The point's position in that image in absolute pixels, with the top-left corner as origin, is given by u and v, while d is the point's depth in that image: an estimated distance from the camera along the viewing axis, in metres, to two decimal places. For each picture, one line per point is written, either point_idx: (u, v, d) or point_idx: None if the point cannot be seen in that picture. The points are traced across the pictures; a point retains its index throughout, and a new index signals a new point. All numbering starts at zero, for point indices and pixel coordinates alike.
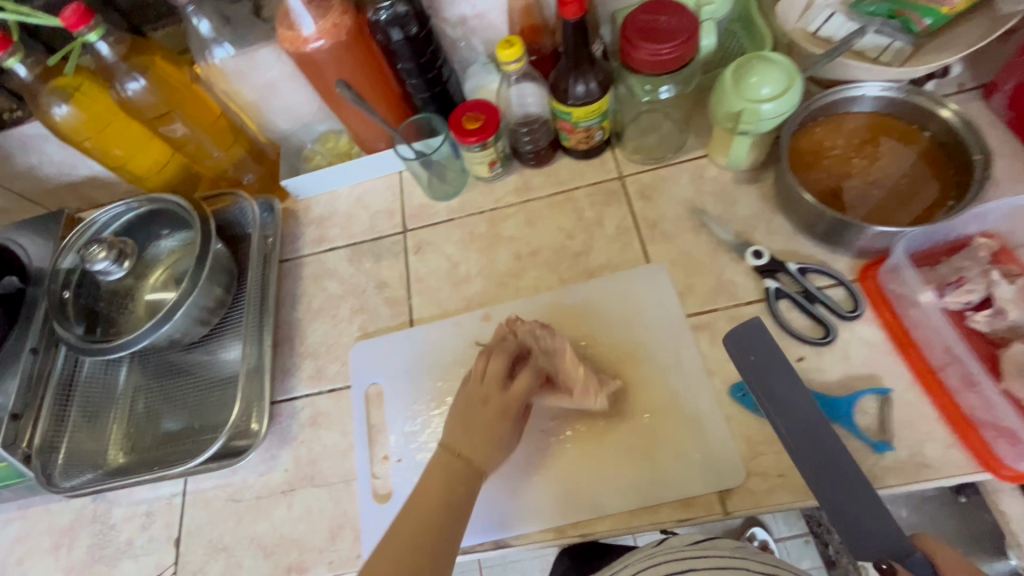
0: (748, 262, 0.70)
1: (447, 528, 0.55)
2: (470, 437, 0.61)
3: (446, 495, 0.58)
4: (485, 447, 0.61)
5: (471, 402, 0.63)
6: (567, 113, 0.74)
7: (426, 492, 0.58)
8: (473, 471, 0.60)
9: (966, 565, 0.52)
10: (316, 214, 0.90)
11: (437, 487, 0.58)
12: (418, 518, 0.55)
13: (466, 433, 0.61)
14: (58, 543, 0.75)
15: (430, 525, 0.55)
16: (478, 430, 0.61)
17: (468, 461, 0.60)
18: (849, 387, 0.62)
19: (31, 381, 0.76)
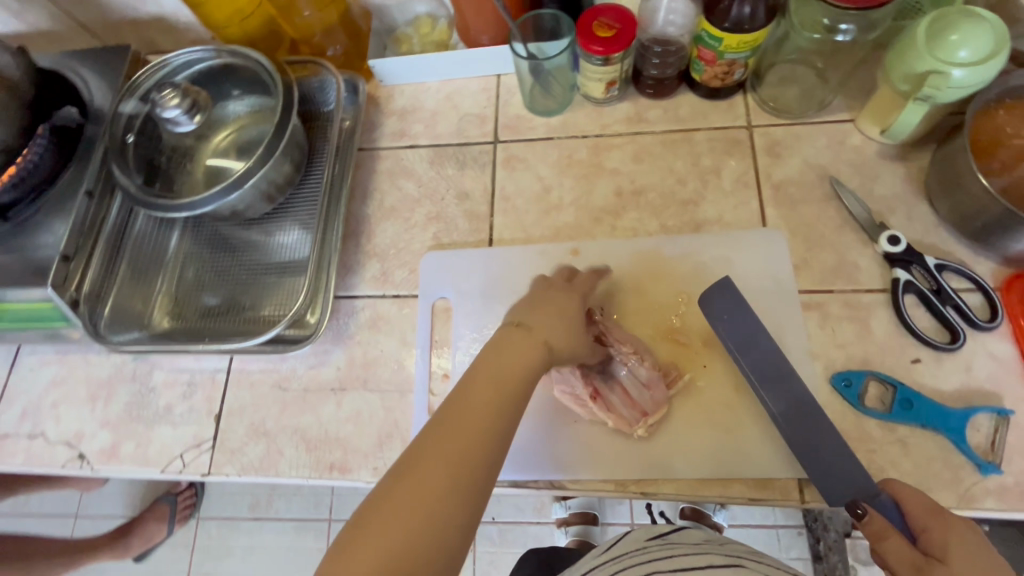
0: (879, 247, 0.62)
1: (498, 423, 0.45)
2: (534, 315, 0.53)
3: (511, 372, 0.47)
4: (549, 322, 0.53)
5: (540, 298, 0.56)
6: (716, 40, 0.64)
7: (482, 381, 0.46)
8: (530, 338, 0.50)
9: (933, 513, 0.48)
10: (398, 105, 0.82)
11: (508, 366, 0.48)
12: (468, 418, 0.44)
13: (535, 311, 0.54)
14: (95, 395, 0.73)
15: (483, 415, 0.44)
16: (543, 310, 0.54)
17: (530, 333, 0.51)
18: (966, 400, 0.57)
19: (86, 225, 0.71)
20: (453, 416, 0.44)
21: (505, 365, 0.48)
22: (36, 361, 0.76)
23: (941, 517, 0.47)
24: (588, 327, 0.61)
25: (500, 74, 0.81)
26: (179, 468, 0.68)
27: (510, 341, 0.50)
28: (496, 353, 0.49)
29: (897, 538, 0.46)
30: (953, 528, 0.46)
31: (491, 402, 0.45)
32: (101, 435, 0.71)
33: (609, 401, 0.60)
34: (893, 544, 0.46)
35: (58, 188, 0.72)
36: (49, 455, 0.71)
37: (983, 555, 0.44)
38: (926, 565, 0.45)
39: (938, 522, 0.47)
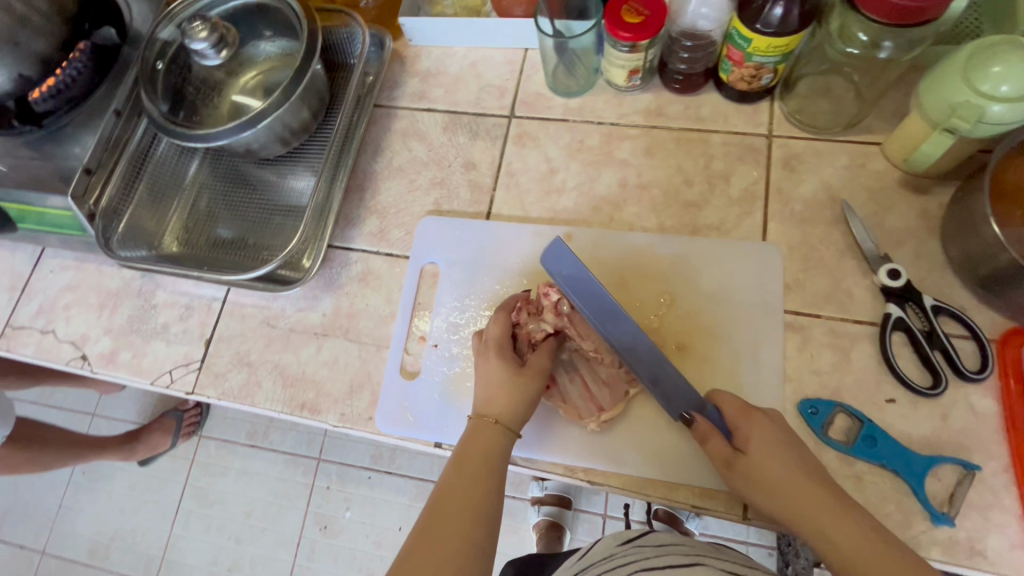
0: (876, 279, 0.60)
1: (484, 487, 0.51)
2: (493, 398, 0.56)
3: (487, 461, 0.53)
4: (507, 403, 0.55)
5: (494, 376, 0.56)
6: (746, 40, 0.61)
7: (457, 476, 0.52)
8: (497, 426, 0.55)
9: (743, 413, 0.56)
10: (423, 67, 0.83)
11: (479, 455, 0.53)
12: (460, 506, 0.50)
13: (492, 396, 0.56)
14: (103, 304, 0.78)
15: (468, 507, 0.50)
16: (503, 394, 0.56)
17: (498, 424, 0.55)
18: (934, 448, 0.56)
19: (110, 143, 0.75)
20: (438, 519, 0.49)
21: (477, 452, 0.53)
22: (55, 264, 0.81)
23: (749, 416, 0.55)
24: (549, 324, 0.60)
25: (527, 48, 0.80)
26: (167, 382, 0.73)
27: (480, 431, 0.54)
28: (463, 444, 0.54)
29: (717, 440, 0.55)
30: (759, 425, 0.54)
31: (476, 490, 0.51)
32: (103, 341, 0.76)
33: (566, 389, 0.62)
34: (713, 446, 0.55)
35: (90, 104, 0.76)
36: (56, 351, 0.77)
37: (778, 445, 0.53)
38: (734, 461, 0.54)
39: (745, 422, 0.55)
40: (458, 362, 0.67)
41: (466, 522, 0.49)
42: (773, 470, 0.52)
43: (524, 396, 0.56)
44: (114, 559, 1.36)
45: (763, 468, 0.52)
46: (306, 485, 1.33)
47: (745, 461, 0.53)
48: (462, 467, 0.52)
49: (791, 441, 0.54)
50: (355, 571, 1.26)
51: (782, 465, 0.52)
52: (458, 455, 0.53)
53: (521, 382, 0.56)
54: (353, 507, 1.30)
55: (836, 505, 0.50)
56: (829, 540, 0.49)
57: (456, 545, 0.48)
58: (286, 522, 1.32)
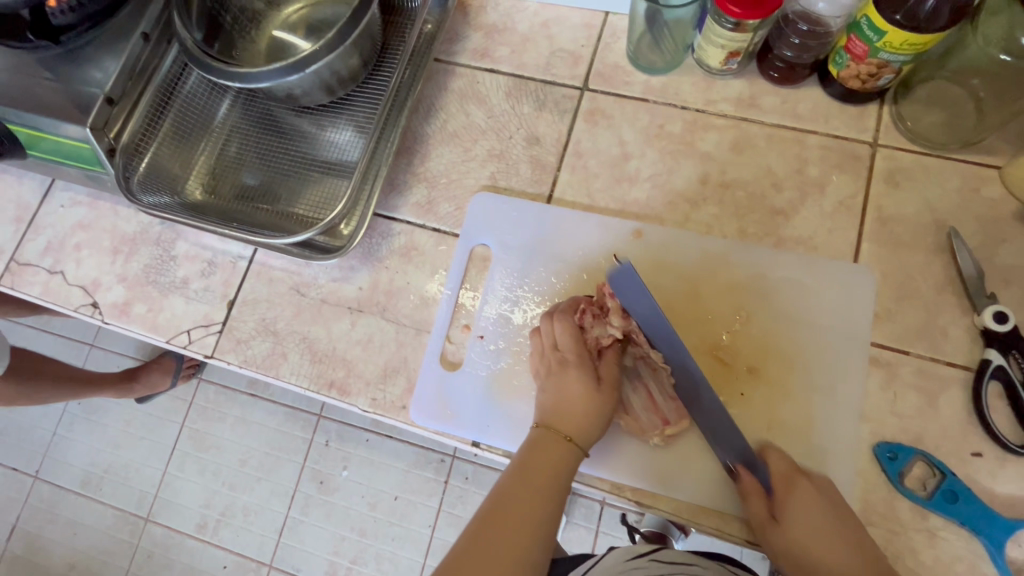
0: (980, 320, 0.55)
1: (546, 501, 0.48)
2: (566, 411, 0.52)
3: (553, 476, 0.50)
4: (581, 418, 0.52)
5: (568, 384, 0.54)
6: (875, 32, 0.53)
7: (522, 477, 0.49)
8: (567, 445, 0.51)
9: (788, 475, 0.52)
10: (489, 21, 0.74)
11: (553, 461, 0.51)
12: (524, 500, 0.48)
13: (563, 409, 0.53)
14: (117, 249, 0.72)
15: (526, 521, 0.47)
16: (574, 408, 0.52)
17: (571, 443, 0.51)
18: (1017, 511, 0.51)
19: (135, 70, 0.67)
20: (495, 527, 0.46)
21: (544, 464, 0.50)
22: (67, 199, 0.74)
23: (791, 480, 0.51)
24: (616, 329, 0.56)
25: (609, 12, 0.71)
26: (185, 342, 0.67)
27: (549, 445, 0.51)
28: (528, 452, 0.51)
29: (756, 500, 0.52)
30: (799, 489, 0.51)
31: (536, 505, 0.48)
32: (116, 290, 0.70)
33: (629, 400, 0.57)
34: (751, 503, 0.52)
35: (115, 22, 0.67)
36: (64, 295, 0.71)
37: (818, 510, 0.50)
38: (767, 523, 0.51)
39: (787, 484, 0.52)
40: (505, 357, 0.61)
41: (524, 536, 0.46)
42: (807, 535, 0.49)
43: (599, 414, 0.53)
44: (106, 492, 1.35)
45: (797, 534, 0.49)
46: (305, 441, 1.30)
47: (779, 530, 0.50)
48: (526, 477, 0.49)
49: (833, 504, 0.50)
50: (347, 530, 1.25)
51: (817, 531, 0.49)
52: (523, 463, 0.50)
53: (597, 398, 0.53)
54: (350, 467, 1.28)
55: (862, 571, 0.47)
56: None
57: (510, 558, 0.45)
58: (283, 474, 1.29)
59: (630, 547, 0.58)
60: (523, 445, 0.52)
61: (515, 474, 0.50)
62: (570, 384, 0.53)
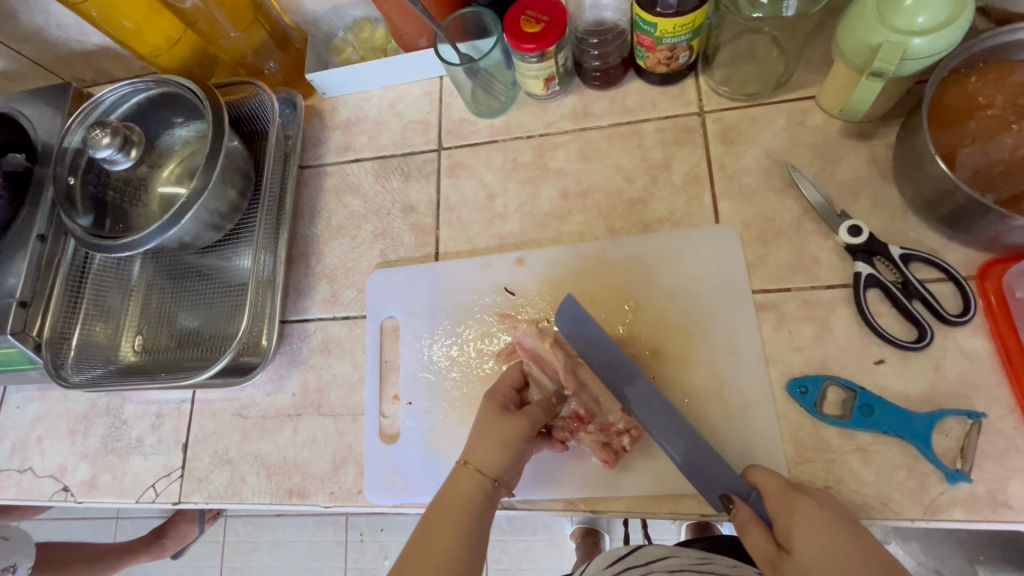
0: (839, 239, 0.58)
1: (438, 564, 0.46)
2: (478, 442, 0.52)
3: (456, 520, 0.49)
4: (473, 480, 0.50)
5: (481, 419, 0.54)
6: (651, 26, 0.59)
7: (427, 531, 0.48)
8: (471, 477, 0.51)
9: (783, 496, 0.48)
10: (343, 118, 0.80)
11: (438, 534, 0.48)
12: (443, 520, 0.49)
13: (475, 438, 0.53)
14: (74, 429, 0.76)
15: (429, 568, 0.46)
16: (481, 432, 0.52)
17: (468, 465, 0.51)
18: (934, 403, 0.53)
19: (42, 265, 0.73)
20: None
21: (446, 507, 0.49)
22: (20, 399, 0.79)
23: (787, 501, 0.48)
24: (548, 384, 0.57)
25: (442, 76, 0.78)
26: (153, 497, 0.70)
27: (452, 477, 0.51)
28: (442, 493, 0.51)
29: (758, 533, 0.48)
30: (797, 510, 0.46)
31: None
32: (81, 468, 0.74)
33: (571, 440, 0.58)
34: (753, 539, 0.48)
35: (12, 233, 0.74)
36: (36, 488, 0.75)
37: (824, 534, 0.44)
38: (777, 559, 0.46)
39: (784, 509, 0.47)
40: (436, 413, 0.64)
41: None
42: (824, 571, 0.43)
43: (508, 435, 0.52)
44: None
45: (809, 569, 0.43)
46: (339, 542, 1.32)
47: (787, 560, 0.45)
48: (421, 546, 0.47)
49: (837, 515, 0.45)
50: None
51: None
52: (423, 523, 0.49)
53: (504, 421, 0.53)
54: (390, 555, 1.28)
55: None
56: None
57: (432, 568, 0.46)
58: None
59: (609, 553, 0.63)
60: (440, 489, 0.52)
61: (411, 547, 0.48)
62: (484, 412, 0.54)
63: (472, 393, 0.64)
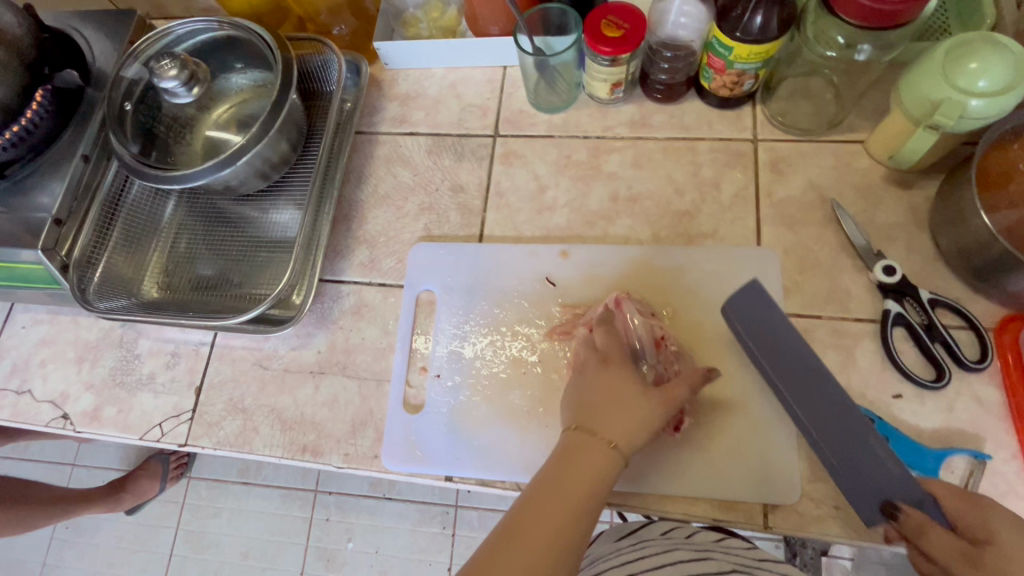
0: (873, 276, 0.61)
1: (567, 542, 0.43)
2: (621, 419, 0.49)
3: (589, 493, 0.46)
4: (608, 453, 0.47)
5: (631, 396, 0.50)
6: (726, 48, 0.62)
7: (552, 489, 0.45)
8: (611, 451, 0.47)
9: (965, 496, 0.48)
10: (402, 90, 0.81)
11: (566, 497, 0.45)
12: (576, 486, 0.46)
13: (613, 413, 0.49)
14: (82, 357, 0.75)
15: (555, 534, 0.43)
16: (626, 412, 0.49)
17: (613, 446, 0.47)
18: (944, 441, 0.56)
19: (79, 189, 0.72)
20: (515, 544, 0.43)
21: (578, 478, 0.46)
22: (27, 319, 0.77)
23: (982, 505, 0.47)
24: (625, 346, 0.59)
25: (507, 66, 0.80)
26: (158, 436, 0.69)
27: (589, 449, 0.47)
28: (566, 455, 0.48)
29: (938, 533, 0.47)
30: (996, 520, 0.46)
31: None
32: (85, 398, 0.73)
33: None
34: (936, 538, 0.47)
35: (54, 150, 0.72)
36: (33, 412, 0.73)
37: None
38: (975, 556, 0.45)
39: (972, 505, 0.48)
40: (463, 390, 0.65)
41: None
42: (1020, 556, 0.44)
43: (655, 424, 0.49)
44: None
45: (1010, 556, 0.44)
46: (305, 519, 1.30)
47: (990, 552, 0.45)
48: (545, 502, 0.45)
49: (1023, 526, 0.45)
50: None
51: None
52: (552, 477, 0.46)
53: (646, 402, 0.50)
54: (355, 538, 1.27)
55: None
56: None
57: (559, 531, 0.43)
58: (286, 559, 1.28)
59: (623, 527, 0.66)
60: (558, 451, 0.48)
61: (534, 498, 0.45)
62: (616, 382, 0.51)
63: (503, 375, 0.65)
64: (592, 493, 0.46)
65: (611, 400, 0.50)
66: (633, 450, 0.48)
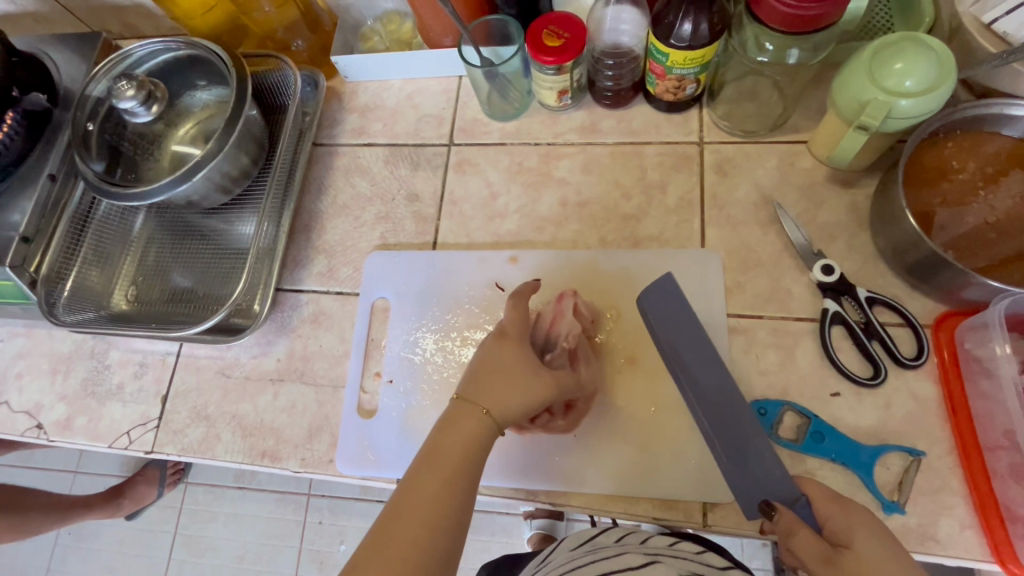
0: (812, 275, 0.62)
1: (444, 506, 0.46)
2: (495, 388, 0.52)
3: (465, 462, 0.48)
4: (484, 419, 0.51)
5: (506, 363, 0.53)
6: (663, 54, 0.63)
7: (429, 460, 0.48)
8: (484, 417, 0.51)
9: (830, 498, 0.50)
10: (361, 102, 0.83)
11: (444, 464, 0.48)
12: (451, 455, 0.48)
13: (489, 382, 0.52)
14: (55, 368, 0.77)
15: (431, 501, 0.46)
16: (501, 381, 0.52)
17: (484, 413, 0.51)
18: (881, 438, 0.57)
19: (47, 206, 0.75)
20: (395, 518, 0.45)
21: (453, 447, 0.49)
22: (5, 332, 0.80)
23: (841, 502, 0.50)
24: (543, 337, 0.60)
25: (461, 76, 0.81)
26: (126, 444, 0.72)
27: (463, 417, 0.50)
28: (444, 427, 0.50)
29: (805, 533, 0.48)
30: (856, 514, 0.48)
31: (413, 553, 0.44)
32: (57, 408, 0.75)
33: None
34: (800, 539, 0.48)
35: (24, 169, 0.76)
36: (9, 422, 0.75)
37: (879, 539, 0.46)
38: (833, 555, 0.46)
39: (838, 505, 0.49)
40: (414, 395, 0.67)
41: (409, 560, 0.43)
42: (878, 558, 0.45)
43: (528, 392, 0.53)
44: None
45: (867, 556, 0.45)
46: (299, 522, 1.32)
47: (849, 553, 0.46)
48: (424, 473, 0.47)
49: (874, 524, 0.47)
50: None
51: None
52: (430, 450, 0.49)
53: (529, 377, 0.53)
54: (347, 540, 1.30)
55: None
56: None
57: (436, 498, 0.46)
58: (280, 561, 1.31)
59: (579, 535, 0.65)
60: (437, 425, 0.51)
61: (413, 473, 0.48)
62: (503, 359, 0.54)
63: (453, 379, 0.66)
64: (465, 457, 0.49)
65: (485, 370, 0.53)
66: (507, 419, 0.52)
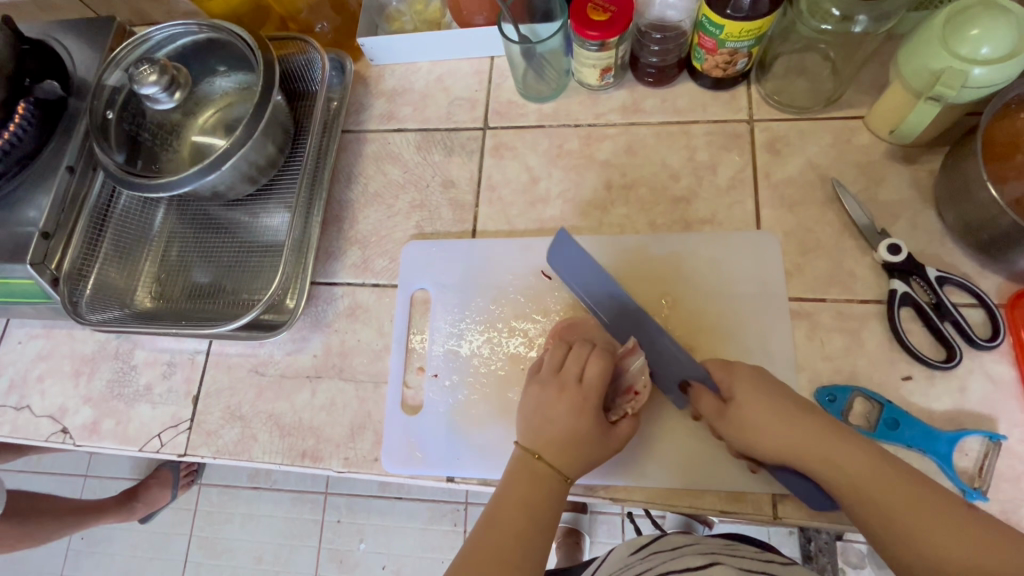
0: (878, 256, 0.59)
1: (521, 549, 0.49)
2: (551, 440, 0.53)
3: (536, 506, 0.51)
4: (547, 471, 0.52)
5: (569, 423, 0.53)
6: (717, 28, 0.60)
7: (499, 506, 0.51)
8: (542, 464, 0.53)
9: (726, 363, 0.56)
10: (388, 86, 0.80)
11: (513, 506, 0.51)
12: (515, 500, 0.51)
13: (545, 433, 0.53)
14: (78, 370, 0.74)
15: (510, 541, 0.49)
16: (561, 437, 0.53)
17: (541, 460, 0.53)
18: (958, 423, 0.54)
19: (66, 201, 0.72)
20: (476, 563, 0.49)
21: (518, 493, 0.52)
22: (24, 334, 0.77)
23: (729, 366, 0.55)
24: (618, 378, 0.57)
25: (494, 56, 0.78)
26: (157, 447, 0.69)
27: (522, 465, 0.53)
28: (509, 473, 0.53)
29: (708, 397, 0.55)
30: (739, 374, 0.54)
31: None
32: (83, 411, 0.72)
33: None
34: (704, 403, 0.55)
35: (40, 161, 0.72)
36: (33, 427, 0.72)
37: (759, 390, 0.52)
38: (724, 411, 0.53)
39: (727, 372, 0.55)
40: (461, 389, 0.64)
41: None
42: (760, 413, 0.51)
43: (589, 455, 0.53)
44: None
45: (748, 410, 0.52)
46: (317, 521, 1.30)
47: (734, 410, 0.53)
48: (497, 518, 0.51)
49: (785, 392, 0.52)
50: None
51: (766, 424, 0.51)
52: (499, 497, 0.52)
53: (594, 441, 0.53)
54: (367, 538, 1.27)
55: (830, 432, 0.49)
56: (800, 457, 0.50)
57: (510, 540, 0.49)
58: (300, 561, 1.28)
59: (633, 541, 0.63)
60: (503, 475, 0.54)
61: (485, 517, 0.51)
62: (565, 418, 0.53)
63: (502, 372, 0.64)
64: (528, 502, 0.51)
65: (548, 425, 0.53)
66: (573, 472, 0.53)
